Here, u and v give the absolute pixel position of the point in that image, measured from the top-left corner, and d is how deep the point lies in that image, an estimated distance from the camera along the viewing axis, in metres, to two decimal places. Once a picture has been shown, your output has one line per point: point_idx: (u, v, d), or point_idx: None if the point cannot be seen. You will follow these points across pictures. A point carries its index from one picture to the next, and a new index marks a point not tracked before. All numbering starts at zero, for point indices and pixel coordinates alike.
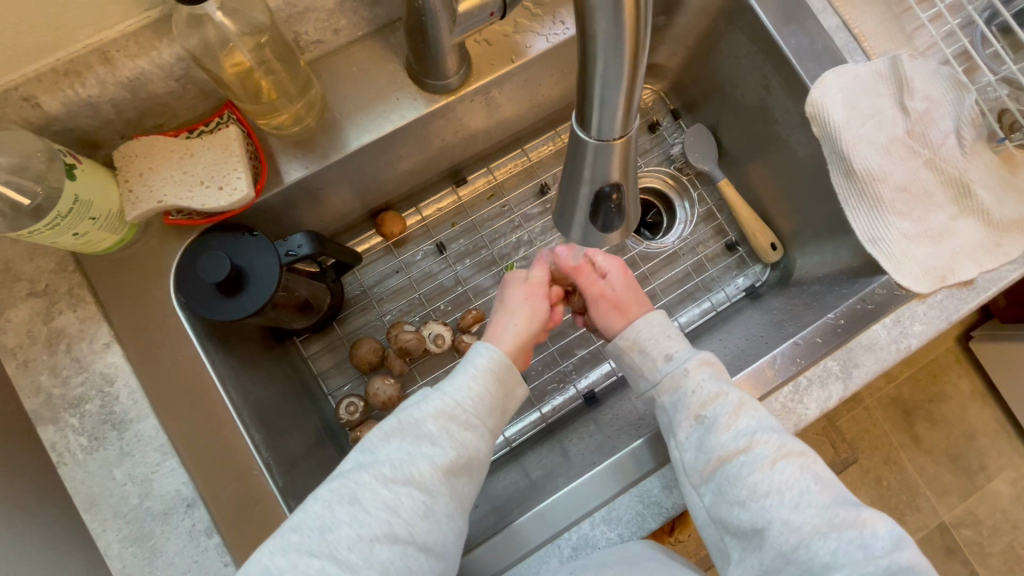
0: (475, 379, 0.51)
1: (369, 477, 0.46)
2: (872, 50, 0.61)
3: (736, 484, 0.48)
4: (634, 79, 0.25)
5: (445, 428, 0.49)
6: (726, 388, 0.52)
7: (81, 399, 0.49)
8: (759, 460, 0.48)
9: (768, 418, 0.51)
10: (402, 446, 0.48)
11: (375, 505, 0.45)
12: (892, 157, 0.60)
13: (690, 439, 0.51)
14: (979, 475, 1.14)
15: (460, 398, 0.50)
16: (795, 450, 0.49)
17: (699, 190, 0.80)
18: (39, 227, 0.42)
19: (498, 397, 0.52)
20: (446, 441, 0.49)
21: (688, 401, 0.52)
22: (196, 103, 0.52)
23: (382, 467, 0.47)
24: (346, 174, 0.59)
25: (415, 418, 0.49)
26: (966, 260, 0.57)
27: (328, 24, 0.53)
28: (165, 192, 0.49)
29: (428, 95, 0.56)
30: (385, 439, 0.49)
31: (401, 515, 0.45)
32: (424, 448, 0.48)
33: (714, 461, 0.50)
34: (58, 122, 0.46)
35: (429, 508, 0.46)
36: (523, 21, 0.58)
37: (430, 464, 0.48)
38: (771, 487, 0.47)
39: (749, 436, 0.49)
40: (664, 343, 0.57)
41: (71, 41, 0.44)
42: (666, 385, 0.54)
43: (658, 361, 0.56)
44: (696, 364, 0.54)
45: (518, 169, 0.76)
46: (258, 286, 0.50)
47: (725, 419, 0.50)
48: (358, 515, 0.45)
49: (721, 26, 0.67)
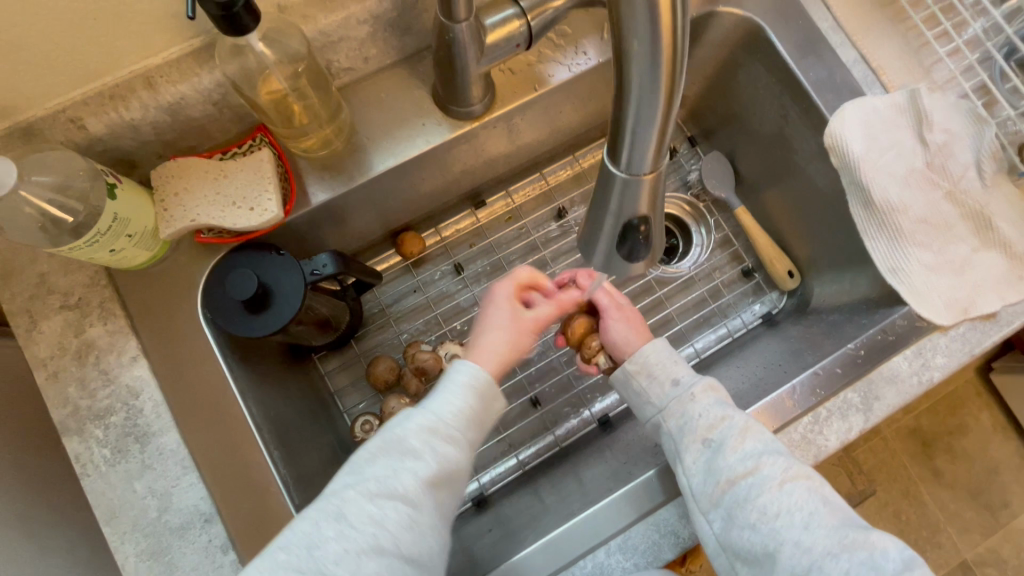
0: (456, 396, 0.50)
1: (354, 493, 0.46)
2: (890, 84, 0.62)
3: (745, 507, 0.48)
4: (668, 116, 0.26)
5: (427, 441, 0.48)
6: (731, 412, 0.51)
7: (107, 410, 0.50)
8: (767, 481, 0.48)
9: (777, 441, 0.50)
10: (387, 462, 0.47)
11: (361, 520, 0.45)
12: (911, 189, 0.60)
13: (697, 463, 0.50)
14: (1003, 512, 1.10)
15: (441, 413, 0.49)
16: (803, 473, 0.48)
17: (715, 216, 0.80)
18: (78, 244, 0.44)
19: (479, 411, 0.50)
20: (428, 455, 0.48)
21: (695, 425, 0.52)
22: (230, 126, 0.54)
23: (368, 484, 0.46)
24: (371, 196, 0.60)
25: (401, 433, 0.48)
26: (989, 293, 0.57)
27: (359, 52, 0.55)
28: (198, 211, 0.51)
29: (453, 121, 0.58)
30: (370, 458, 0.48)
31: (388, 529, 0.45)
32: (408, 463, 0.47)
33: (722, 484, 0.49)
34: (101, 143, 0.48)
35: (415, 520, 0.46)
36: (547, 52, 0.60)
37: (415, 478, 0.47)
38: (780, 509, 0.47)
39: (756, 458, 0.49)
40: (672, 368, 0.56)
41: (118, 67, 0.46)
42: (672, 409, 0.54)
43: (666, 386, 0.55)
44: (702, 389, 0.53)
45: (536, 193, 0.77)
46: (283, 304, 0.51)
47: (732, 442, 0.50)
48: (346, 530, 0.44)
49: (739, 57, 0.68)
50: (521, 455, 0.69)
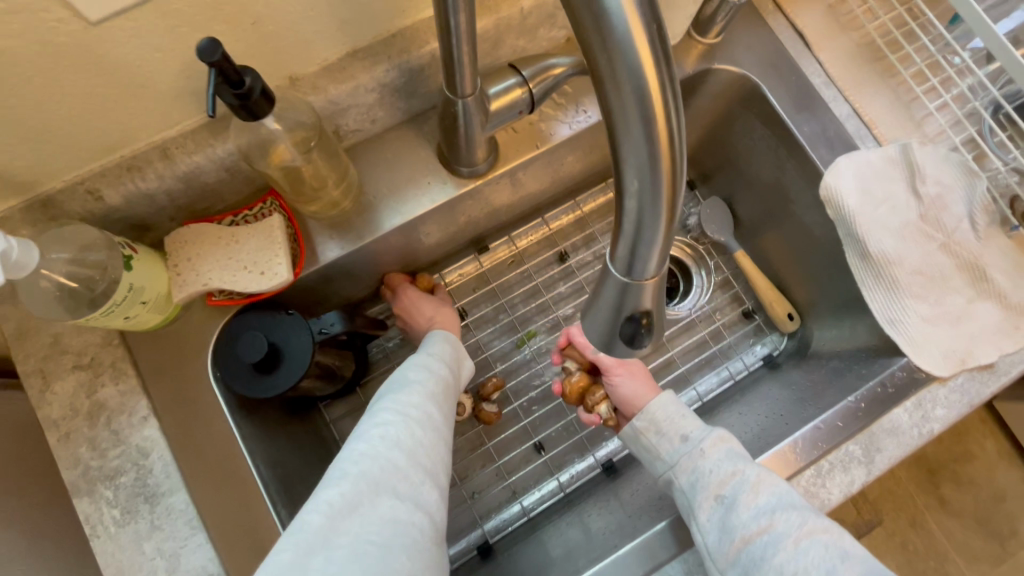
0: (445, 342, 0.61)
1: (385, 403, 0.50)
2: (883, 137, 0.64)
3: (761, 566, 0.47)
4: (669, 223, 0.27)
5: (426, 367, 0.55)
6: (742, 466, 0.53)
7: (117, 471, 0.51)
8: (781, 539, 0.47)
9: (791, 494, 0.50)
10: (395, 385, 0.53)
11: (390, 410, 0.49)
12: (907, 242, 0.61)
13: (711, 520, 0.51)
14: (1011, 541, 1.10)
15: (432, 351, 0.58)
16: (819, 528, 0.47)
17: (715, 258, 0.82)
18: (96, 314, 0.45)
19: (456, 355, 0.61)
20: (429, 374, 0.55)
21: (707, 480, 0.53)
22: (241, 188, 0.56)
23: (394, 394, 0.51)
24: (378, 251, 0.61)
25: (401, 368, 0.55)
26: (985, 344, 0.58)
27: (368, 115, 0.57)
28: (210, 275, 0.52)
29: (458, 178, 0.59)
30: (380, 391, 0.52)
31: (415, 416, 0.49)
32: (415, 381, 0.53)
33: (737, 543, 0.49)
34: (117, 211, 0.50)
35: (434, 417, 0.51)
36: (549, 110, 0.62)
37: (426, 387, 0.53)
38: (797, 569, 0.46)
39: (769, 514, 0.49)
40: (680, 423, 0.59)
41: (136, 140, 0.47)
42: (683, 465, 0.56)
43: (675, 441, 0.58)
44: (711, 443, 0.55)
45: (539, 238, 0.78)
46: (292, 364, 0.52)
47: (744, 497, 0.51)
48: (384, 422, 0.48)
49: (735, 110, 0.70)
50: (525, 501, 0.69)
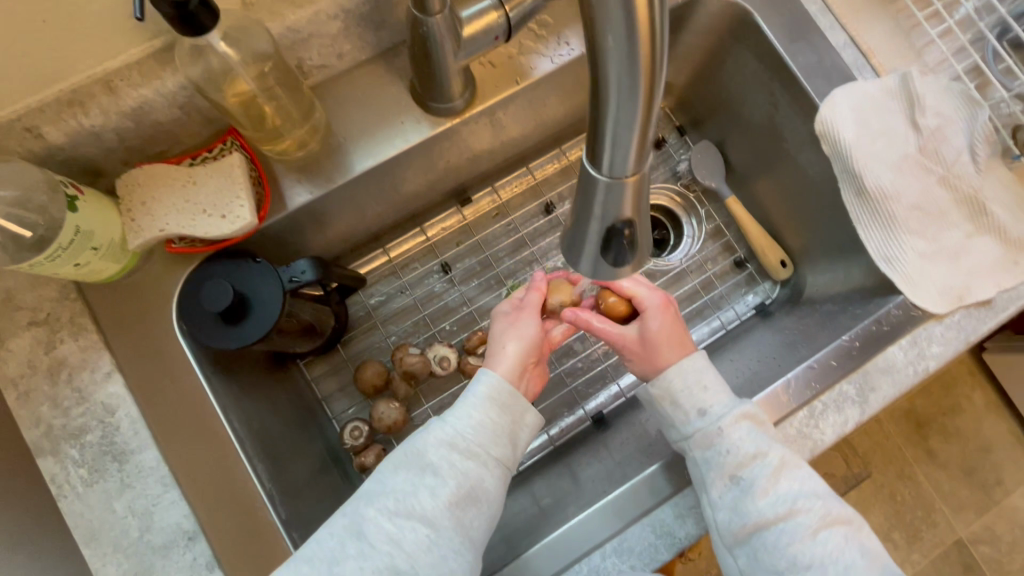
0: (478, 409, 0.49)
1: (374, 510, 0.45)
2: (881, 67, 0.61)
3: (774, 553, 0.47)
4: (650, 100, 0.24)
5: (447, 457, 0.47)
6: (766, 448, 0.49)
7: (82, 429, 0.48)
8: (800, 529, 0.47)
9: (813, 480, 0.49)
10: (407, 477, 0.47)
11: (379, 538, 0.44)
12: (904, 176, 0.59)
13: (725, 498, 0.48)
14: (996, 490, 1.11)
15: (462, 428, 0.48)
16: (839, 518, 0.48)
17: (706, 207, 0.79)
18: (39, 259, 0.42)
19: (505, 424, 0.49)
20: (448, 471, 0.47)
21: (723, 460, 0.49)
22: (199, 129, 0.52)
23: (389, 501, 0.46)
24: (351, 198, 0.58)
25: (419, 448, 0.48)
26: (983, 280, 0.56)
27: (332, 49, 0.53)
28: (167, 220, 0.49)
29: (433, 117, 0.56)
30: (392, 469, 0.47)
31: (404, 548, 0.44)
32: (426, 479, 0.46)
33: (750, 526, 0.48)
34: (61, 151, 0.46)
35: (434, 541, 0.45)
36: (528, 43, 0.58)
37: (433, 496, 0.46)
38: (812, 559, 0.46)
39: (790, 503, 0.48)
40: (699, 396, 0.52)
41: (75, 71, 0.43)
42: (697, 441, 0.51)
43: (690, 414, 0.52)
44: (732, 421, 0.50)
45: (523, 187, 0.74)
46: (261, 312, 0.49)
47: (763, 483, 0.48)
48: (367, 554, 0.43)
49: (727, 44, 0.66)
50: None
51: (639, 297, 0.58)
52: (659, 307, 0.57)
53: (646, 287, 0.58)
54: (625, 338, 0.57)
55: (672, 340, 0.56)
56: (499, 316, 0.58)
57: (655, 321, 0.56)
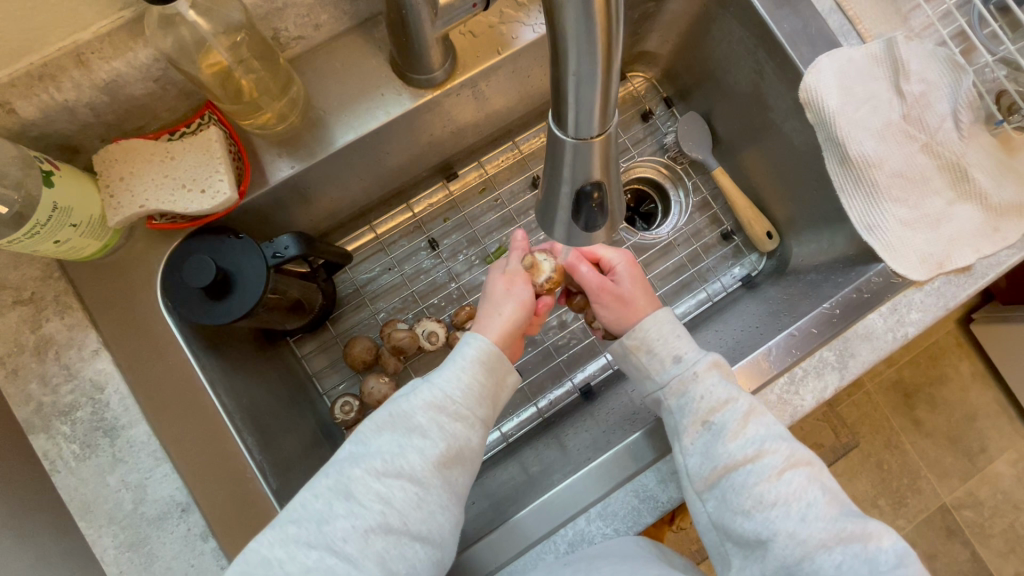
0: (464, 371, 0.49)
1: (362, 471, 0.46)
2: (867, 33, 0.60)
3: (741, 493, 0.47)
4: (610, 57, 0.24)
5: (435, 419, 0.48)
6: (736, 394, 0.50)
7: (72, 406, 0.49)
8: (766, 470, 0.47)
9: (778, 424, 0.50)
10: (393, 438, 0.47)
11: (368, 497, 0.45)
12: (888, 142, 0.59)
13: (696, 445, 0.49)
14: (980, 457, 1.13)
15: (449, 390, 0.49)
16: (803, 460, 0.48)
17: (693, 178, 0.79)
18: (19, 236, 0.43)
19: (489, 386, 0.50)
20: (436, 433, 0.47)
21: (696, 407, 0.50)
22: (176, 103, 0.52)
23: (371, 461, 0.46)
24: (333, 173, 0.58)
25: (406, 410, 0.48)
26: (964, 247, 0.56)
27: (309, 19, 0.52)
28: (147, 195, 0.50)
29: (414, 89, 0.55)
30: (377, 430, 0.48)
31: (395, 506, 0.45)
32: (414, 441, 0.47)
33: (719, 469, 0.48)
34: (36, 126, 0.46)
35: (423, 499, 0.46)
36: (509, 12, 0.57)
37: (421, 457, 0.46)
38: (777, 498, 0.46)
39: (759, 445, 0.48)
40: (673, 343, 0.54)
41: (43, 44, 0.43)
42: (672, 388, 0.52)
43: (666, 362, 0.54)
44: (706, 368, 0.51)
45: (509, 162, 0.74)
46: (245, 287, 0.49)
47: (733, 427, 0.49)
48: (358, 510, 0.44)
49: (712, 11, 0.65)
50: (504, 428, 0.69)
51: (607, 257, 0.61)
52: (627, 264, 0.60)
53: (612, 249, 0.61)
54: (604, 285, 0.58)
55: (643, 289, 0.59)
56: (492, 282, 0.58)
57: (626, 276, 0.59)
